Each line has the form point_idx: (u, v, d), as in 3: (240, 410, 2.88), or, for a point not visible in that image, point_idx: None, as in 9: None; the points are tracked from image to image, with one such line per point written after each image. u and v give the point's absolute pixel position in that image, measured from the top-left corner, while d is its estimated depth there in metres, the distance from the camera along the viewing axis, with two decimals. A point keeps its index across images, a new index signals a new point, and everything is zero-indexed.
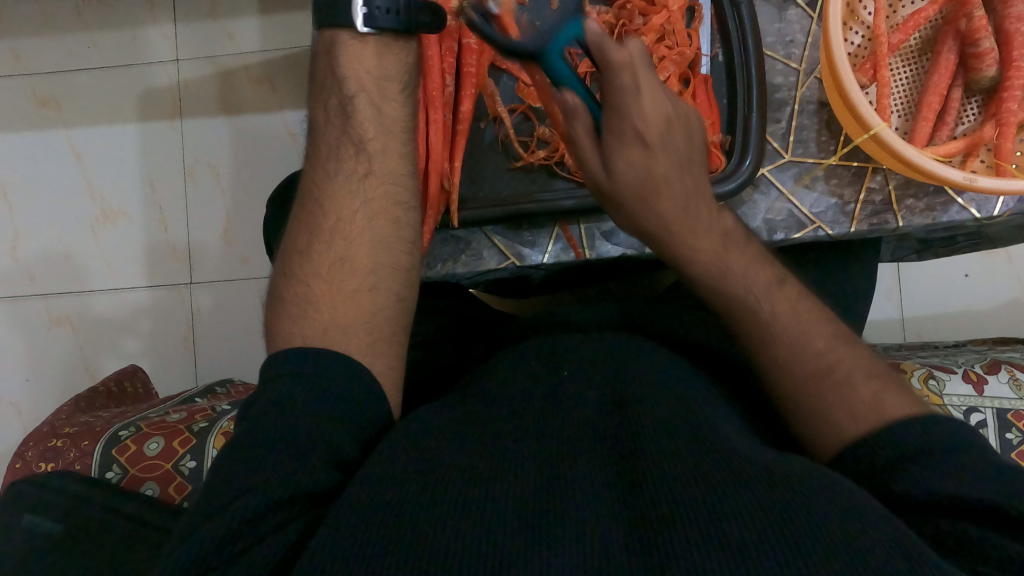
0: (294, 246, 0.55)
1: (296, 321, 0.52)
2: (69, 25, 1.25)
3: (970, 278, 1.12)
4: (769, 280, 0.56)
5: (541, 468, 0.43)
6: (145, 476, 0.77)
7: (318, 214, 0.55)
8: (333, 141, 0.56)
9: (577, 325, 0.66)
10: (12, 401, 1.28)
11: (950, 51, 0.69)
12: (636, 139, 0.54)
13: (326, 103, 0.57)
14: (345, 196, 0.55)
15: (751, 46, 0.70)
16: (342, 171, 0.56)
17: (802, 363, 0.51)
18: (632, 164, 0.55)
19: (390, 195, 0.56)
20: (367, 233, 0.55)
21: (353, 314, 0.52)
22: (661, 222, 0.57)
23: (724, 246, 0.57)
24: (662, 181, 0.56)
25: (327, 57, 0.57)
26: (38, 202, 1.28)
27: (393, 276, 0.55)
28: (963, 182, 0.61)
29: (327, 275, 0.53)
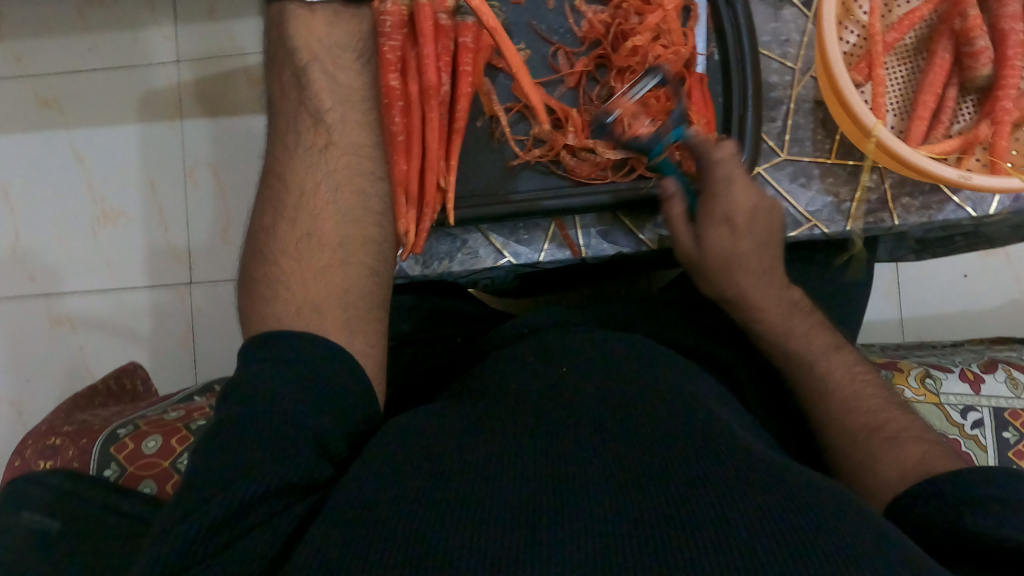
0: (260, 226, 0.57)
1: (269, 302, 0.52)
2: (70, 27, 1.26)
3: (969, 279, 1.12)
4: (827, 345, 0.63)
5: (535, 464, 0.43)
6: (142, 474, 0.77)
7: (282, 190, 0.58)
8: (292, 113, 0.60)
9: (574, 322, 0.67)
10: (12, 401, 1.29)
11: (945, 50, 0.69)
12: (725, 221, 0.65)
13: (280, 77, 0.62)
14: (309, 169, 0.58)
15: (747, 46, 0.71)
16: (302, 143, 0.59)
17: (857, 416, 0.57)
18: (723, 241, 0.65)
19: (352, 165, 0.60)
20: (333, 205, 0.58)
21: (326, 289, 0.54)
22: (737, 289, 0.65)
23: (788, 311, 0.65)
24: (745, 259, 0.65)
25: (276, 32, 0.62)
26: (39, 203, 1.29)
27: (362, 248, 0.58)
28: (956, 179, 0.61)
29: (296, 249, 0.55)
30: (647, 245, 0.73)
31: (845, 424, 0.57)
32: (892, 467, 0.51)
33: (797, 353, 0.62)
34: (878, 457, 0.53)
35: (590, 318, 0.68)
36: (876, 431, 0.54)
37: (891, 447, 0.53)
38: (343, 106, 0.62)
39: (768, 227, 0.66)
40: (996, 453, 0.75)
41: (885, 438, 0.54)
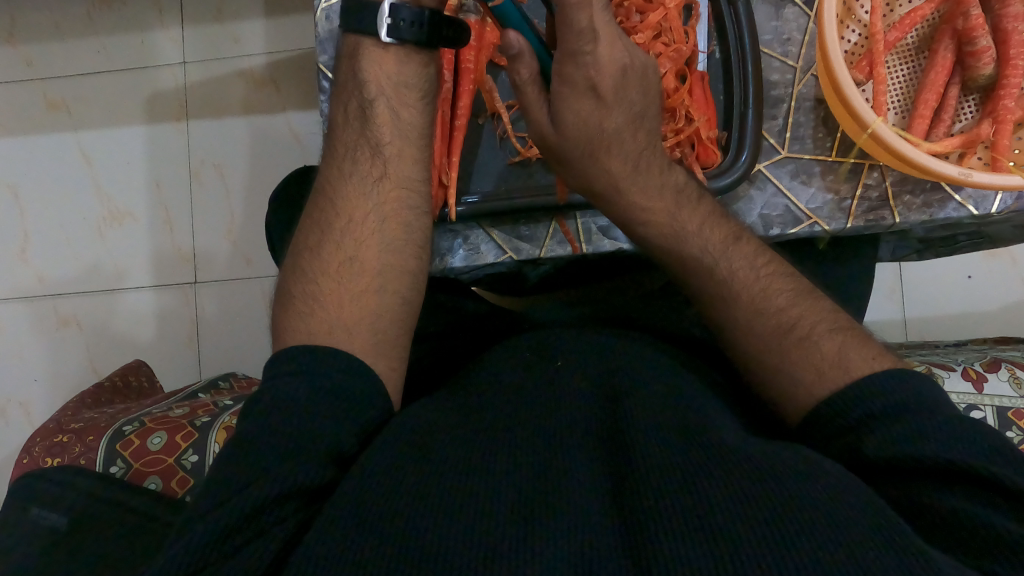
0: (305, 243, 0.56)
1: (301, 317, 0.52)
2: (78, 30, 1.27)
3: (972, 280, 1.12)
4: (725, 239, 0.58)
5: (533, 459, 0.43)
6: (147, 470, 0.78)
7: (331, 215, 0.56)
8: (350, 142, 0.58)
9: (570, 318, 0.68)
10: (20, 400, 1.30)
11: (947, 49, 0.69)
12: (588, 91, 0.57)
13: (346, 104, 0.59)
14: (359, 198, 0.56)
15: (748, 41, 0.70)
16: (356, 171, 0.57)
17: (766, 319, 0.53)
18: (584, 113, 0.58)
19: (400, 198, 0.58)
20: (378, 235, 0.56)
21: (360, 314, 0.53)
22: (607, 176, 0.61)
23: (676, 204, 0.60)
24: (613, 138, 0.59)
25: (351, 61, 0.58)
26: (48, 203, 1.30)
27: (397, 281, 0.56)
28: (957, 176, 0.61)
29: (335, 274, 0.54)
30: None
31: (752, 330, 0.53)
32: (810, 374, 0.49)
33: (691, 259, 0.58)
34: (793, 365, 0.50)
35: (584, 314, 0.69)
36: (788, 333, 0.52)
37: (806, 348, 0.50)
38: (391, 137, 0.58)
39: (641, 97, 0.61)
40: None
41: (797, 339, 0.51)
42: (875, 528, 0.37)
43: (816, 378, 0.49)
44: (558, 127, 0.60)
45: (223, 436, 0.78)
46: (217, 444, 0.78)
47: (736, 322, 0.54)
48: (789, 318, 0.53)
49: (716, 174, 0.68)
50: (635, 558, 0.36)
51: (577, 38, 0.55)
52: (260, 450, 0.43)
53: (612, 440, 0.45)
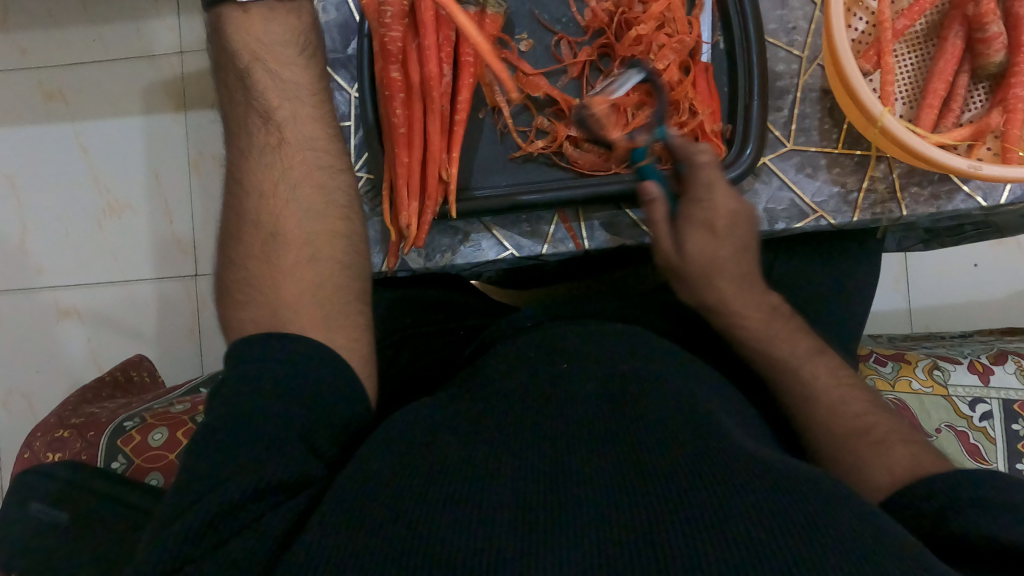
0: (226, 226, 0.55)
1: (240, 308, 0.52)
2: (75, 19, 1.26)
3: (979, 268, 1.11)
4: (810, 350, 0.60)
5: (536, 461, 0.42)
6: (149, 466, 0.77)
7: (242, 193, 0.54)
8: (239, 116, 0.55)
9: (577, 315, 0.65)
10: (22, 392, 1.30)
11: (957, 36, 0.68)
12: (708, 228, 0.61)
13: (225, 80, 0.56)
14: (266, 169, 0.54)
15: (752, 32, 0.69)
16: (255, 144, 0.55)
17: (841, 424, 0.54)
18: (704, 246, 0.61)
19: (303, 161, 0.55)
20: (291, 201, 0.54)
21: (297, 288, 0.52)
22: (718, 294, 0.62)
23: (771, 316, 0.62)
24: (725, 264, 0.61)
25: (216, 35, 0.56)
26: (47, 194, 1.29)
27: (323, 242, 0.54)
28: (966, 169, 0.60)
29: (261, 253, 0.53)
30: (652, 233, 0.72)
31: (831, 429, 0.54)
32: (883, 475, 0.49)
33: (780, 360, 0.59)
34: (870, 467, 0.50)
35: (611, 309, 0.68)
36: (861, 437, 0.52)
37: (880, 450, 0.50)
38: (276, 98, 0.55)
39: (747, 230, 0.63)
40: (1004, 445, 0.74)
41: (871, 442, 0.51)
42: (883, 537, 0.36)
43: (887, 476, 0.48)
44: (682, 251, 0.61)
45: None
46: None
47: (814, 420, 0.55)
48: (864, 425, 0.53)
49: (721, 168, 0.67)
50: (629, 553, 0.36)
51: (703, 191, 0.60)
52: (255, 454, 0.43)
53: (611, 437, 0.44)
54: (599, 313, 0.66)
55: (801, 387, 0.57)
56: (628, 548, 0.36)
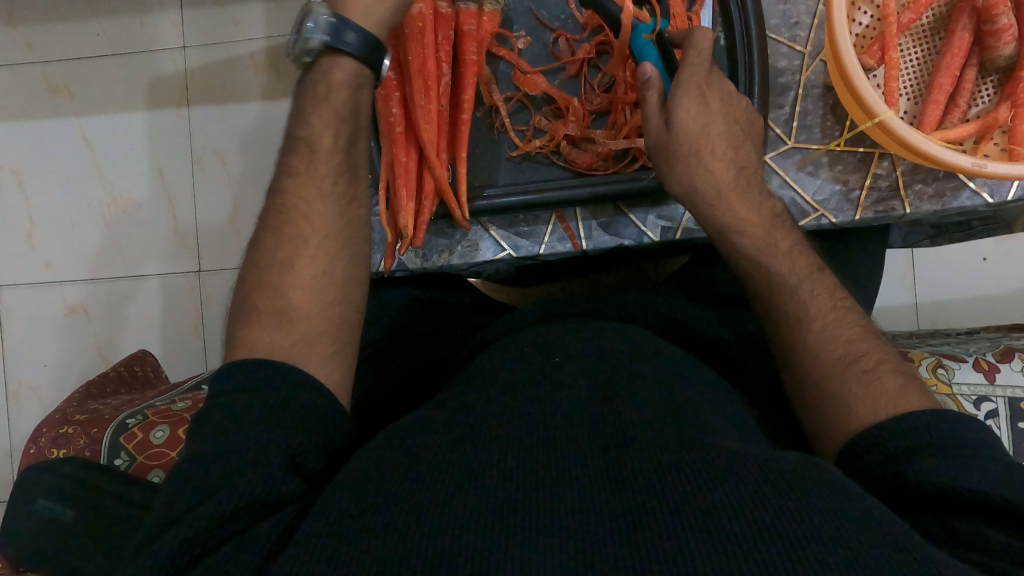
0: (271, 254, 0.55)
1: (268, 332, 0.52)
2: (79, 13, 1.26)
3: (987, 262, 1.09)
4: (809, 268, 0.58)
5: (527, 461, 0.42)
6: (152, 463, 0.78)
7: (307, 230, 0.55)
8: (333, 164, 0.58)
9: (571, 316, 0.65)
10: (31, 385, 1.31)
11: (964, 29, 0.66)
12: (698, 94, 0.60)
13: (329, 129, 0.58)
14: (337, 217, 0.57)
15: (753, 27, 0.68)
16: (337, 193, 0.58)
17: (834, 347, 0.53)
18: (693, 113, 0.60)
19: (338, 169, 0.58)
20: (326, 213, 0.56)
21: (326, 323, 0.53)
22: (713, 181, 0.61)
23: (773, 225, 0.60)
24: (715, 140, 0.61)
25: (347, 88, 0.59)
26: (53, 188, 1.30)
27: (342, 261, 0.56)
28: (970, 167, 0.59)
29: (307, 286, 0.54)
30: (650, 239, 0.72)
31: (821, 356, 0.52)
32: (867, 407, 0.49)
33: (777, 276, 0.57)
34: (853, 394, 0.50)
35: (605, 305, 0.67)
36: (852, 364, 0.51)
37: (870, 380, 0.50)
38: (339, 122, 0.59)
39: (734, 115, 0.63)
40: (1011, 443, 0.74)
41: (861, 371, 0.51)
42: (875, 537, 0.36)
43: (872, 410, 0.48)
44: (671, 124, 0.61)
45: None
46: None
47: (804, 344, 0.54)
48: (858, 350, 0.52)
49: None
50: (620, 550, 0.36)
51: (699, 54, 0.61)
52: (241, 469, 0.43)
53: (600, 440, 0.44)
54: (586, 310, 0.66)
55: (795, 309, 0.55)
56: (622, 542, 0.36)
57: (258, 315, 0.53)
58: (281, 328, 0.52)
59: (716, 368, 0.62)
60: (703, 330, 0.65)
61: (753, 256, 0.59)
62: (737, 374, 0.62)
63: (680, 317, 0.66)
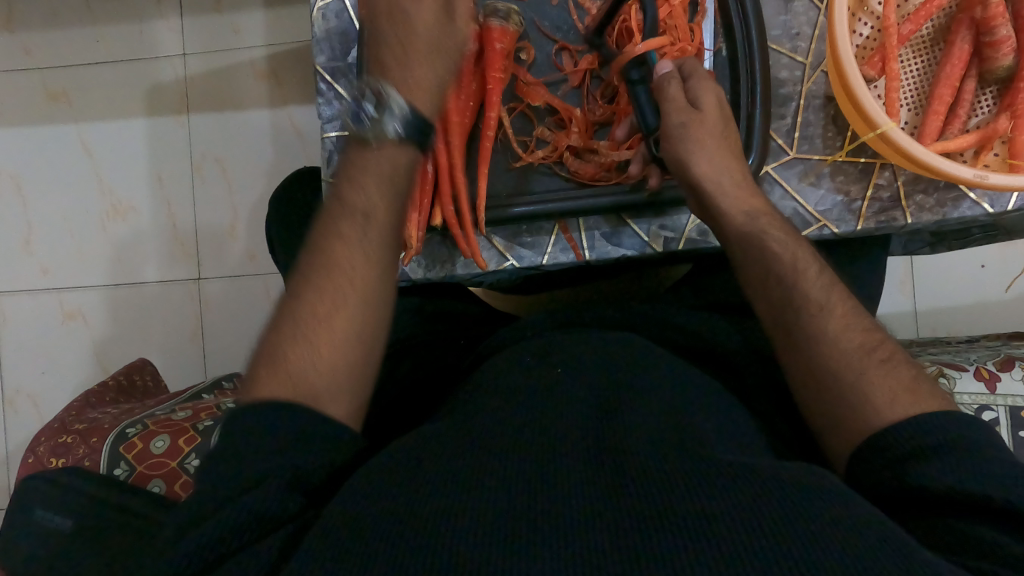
0: (309, 307, 0.53)
1: (291, 383, 0.50)
2: (78, 20, 1.26)
3: (986, 269, 1.10)
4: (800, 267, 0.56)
5: (532, 471, 0.42)
6: (152, 473, 0.78)
7: (350, 293, 0.53)
8: (381, 232, 0.56)
9: (578, 325, 0.65)
10: (29, 393, 1.30)
11: (964, 40, 0.66)
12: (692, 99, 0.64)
13: (383, 197, 0.57)
14: (380, 285, 0.55)
15: (755, 38, 0.68)
16: (383, 261, 0.56)
17: (852, 336, 0.52)
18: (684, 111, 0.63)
19: (387, 240, 0.57)
20: (368, 278, 0.54)
21: (345, 384, 0.52)
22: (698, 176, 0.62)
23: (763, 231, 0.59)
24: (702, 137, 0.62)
25: (404, 168, 0.58)
26: (52, 195, 1.29)
27: (374, 327, 0.54)
28: (972, 179, 0.59)
29: (339, 346, 0.52)
30: (652, 248, 0.72)
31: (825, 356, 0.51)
32: (885, 395, 0.48)
33: (774, 276, 0.56)
34: (873, 382, 0.49)
35: (608, 314, 0.67)
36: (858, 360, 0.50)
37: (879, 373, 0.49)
38: (394, 193, 0.57)
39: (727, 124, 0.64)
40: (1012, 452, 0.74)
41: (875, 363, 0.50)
42: (883, 551, 0.36)
43: (890, 400, 0.48)
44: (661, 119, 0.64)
45: None
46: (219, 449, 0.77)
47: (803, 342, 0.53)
48: (872, 339, 0.52)
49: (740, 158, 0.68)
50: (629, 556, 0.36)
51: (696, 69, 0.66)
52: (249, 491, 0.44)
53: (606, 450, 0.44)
54: (591, 320, 0.66)
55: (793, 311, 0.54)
56: (634, 547, 0.36)
57: (284, 365, 0.51)
58: (309, 385, 0.50)
59: (721, 378, 0.62)
60: (707, 340, 0.64)
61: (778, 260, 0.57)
62: (744, 385, 0.62)
63: (683, 327, 0.66)
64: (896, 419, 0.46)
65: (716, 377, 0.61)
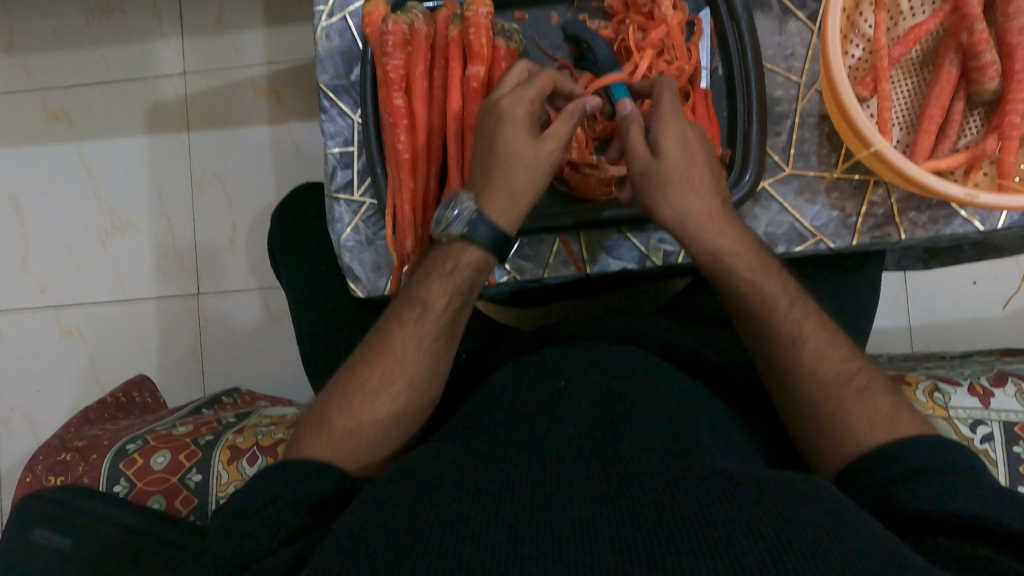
0: (361, 382, 0.57)
1: (331, 448, 0.53)
2: (80, 41, 1.27)
3: (978, 286, 1.11)
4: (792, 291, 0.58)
5: (535, 479, 0.42)
6: (152, 489, 0.77)
7: (398, 375, 0.57)
8: (435, 325, 0.59)
9: (580, 337, 0.66)
10: (24, 412, 1.30)
11: (951, 64, 0.68)
12: (676, 129, 0.60)
13: (441, 294, 0.59)
14: (426, 373, 0.58)
15: (751, 60, 0.70)
16: (431, 352, 0.58)
17: (825, 370, 0.54)
18: (677, 144, 0.59)
19: (441, 333, 0.59)
20: (416, 364, 0.58)
21: (375, 454, 0.55)
22: (698, 208, 0.60)
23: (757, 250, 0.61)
24: (694, 173, 0.60)
25: (467, 270, 0.60)
26: (50, 213, 1.30)
27: (414, 409, 0.57)
28: (962, 198, 0.60)
29: (379, 421, 0.55)
30: (652, 261, 0.73)
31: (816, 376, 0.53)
32: (863, 424, 0.50)
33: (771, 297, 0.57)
34: (850, 414, 0.51)
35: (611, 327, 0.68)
36: (845, 385, 0.52)
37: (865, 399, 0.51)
38: (450, 291, 0.59)
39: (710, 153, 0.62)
40: (1006, 468, 0.74)
41: (856, 389, 0.52)
42: (888, 561, 0.36)
43: (869, 428, 0.50)
44: (657, 153, 0.60)
45: (227, 456, 0.78)
46: (220, 463, 0.78)
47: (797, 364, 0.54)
48: (850, 369, 0.54)
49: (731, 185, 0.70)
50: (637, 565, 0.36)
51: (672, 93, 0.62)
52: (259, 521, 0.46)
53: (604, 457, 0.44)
54: (592, 333, 0.66)
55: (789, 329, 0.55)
56: (641, 556, 0.36)
57: (329, 431, 0.54)
58: (345, 452, 0.54)
59: (721, 390, 0.63)
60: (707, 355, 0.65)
61: (763, 284, 0.58)
62: (744, 398, 0.62)
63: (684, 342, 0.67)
64: (882, 442, 0.49)
65: (716, 390, 0.62)
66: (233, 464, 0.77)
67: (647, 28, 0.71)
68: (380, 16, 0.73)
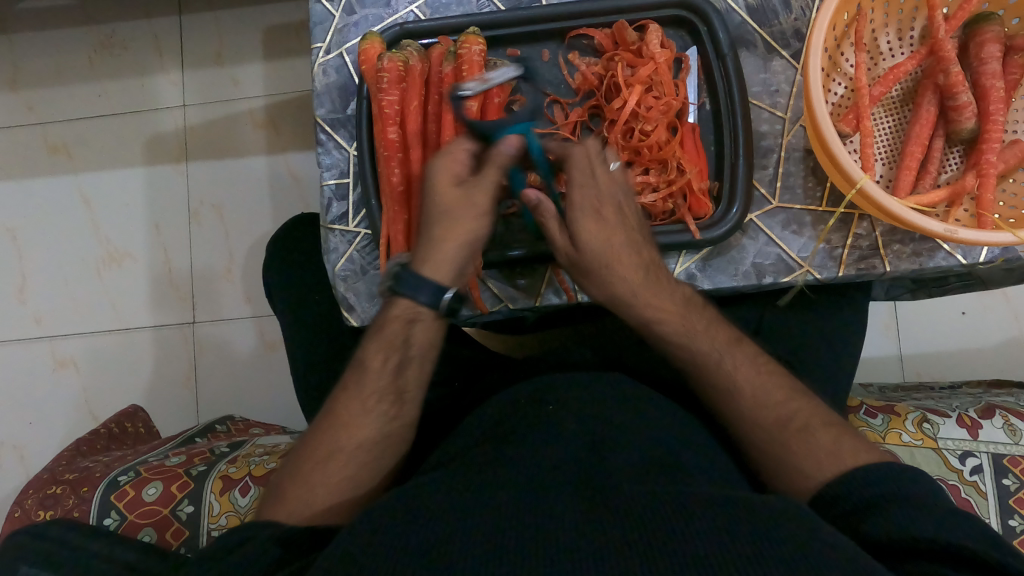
0: (312, 449, 0.56)
1: (287, 515, 0.53)
2: (82, 75, 1.29)
3: (967, 316, 1.12)
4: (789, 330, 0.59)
5: (520, 503, 0.42)
6: (143, 521, 0.77)
7: (345, 439, 0.55)
8: (377, 385, 0.57)
9: (564, 362, 0.68)
10: (16, 444, 1.29)
11: (930, 103, 0.70)
12: (593, 215, 0.59)
13: (383, 353, 0.58)
14: (373, 433, 0.56)
15: (737, 96, 0.72)
16: (379, 411, 0.56)
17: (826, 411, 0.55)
18: (593, 235, 0.59)
19: (386, 390, 0.57)
20: (362, 426, 0.56)
21: (334, 516, 0.53)
22: (626, 285, 0.60)
23: None
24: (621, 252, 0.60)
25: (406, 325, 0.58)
26: (47, 243, 1.30)
27: (368, 470, 0.56)
28: (943, 233, 0.62)
29: (331, 484, 0.54)
30: None
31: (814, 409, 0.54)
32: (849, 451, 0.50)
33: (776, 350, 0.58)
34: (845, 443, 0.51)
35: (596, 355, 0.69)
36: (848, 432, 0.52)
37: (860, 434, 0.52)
38: (390, 351, 0.57)
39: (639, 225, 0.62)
40: (996, 500, 0.74)
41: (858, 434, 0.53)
42: None
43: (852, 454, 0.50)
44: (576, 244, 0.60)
45: (220, 486, 0.78)
46: (212, 494, 0.78)
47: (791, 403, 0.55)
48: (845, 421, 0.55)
49: (711, 224, 0.71)
50: None
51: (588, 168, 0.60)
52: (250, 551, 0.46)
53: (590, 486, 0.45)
54: (578, 360, 0.68)
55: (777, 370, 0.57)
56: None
57: (286, 498, 0.54)
58: (298, 520, 0.52)
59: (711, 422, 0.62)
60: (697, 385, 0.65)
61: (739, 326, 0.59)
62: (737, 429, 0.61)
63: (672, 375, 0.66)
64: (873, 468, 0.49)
65: (706, 421, 0.61)
66: (226, 494, 0.77)
67: (637, 63, 0.73)
68: (376, 53, 0.75)
